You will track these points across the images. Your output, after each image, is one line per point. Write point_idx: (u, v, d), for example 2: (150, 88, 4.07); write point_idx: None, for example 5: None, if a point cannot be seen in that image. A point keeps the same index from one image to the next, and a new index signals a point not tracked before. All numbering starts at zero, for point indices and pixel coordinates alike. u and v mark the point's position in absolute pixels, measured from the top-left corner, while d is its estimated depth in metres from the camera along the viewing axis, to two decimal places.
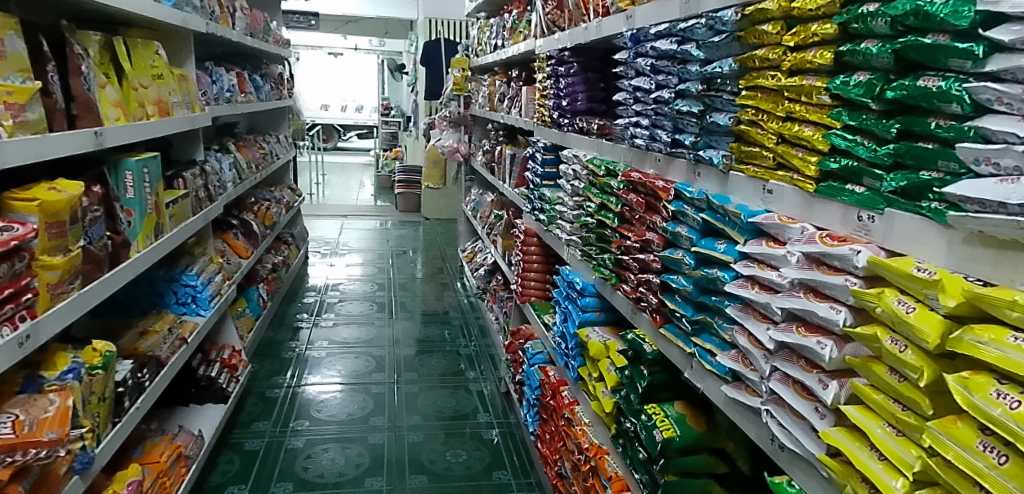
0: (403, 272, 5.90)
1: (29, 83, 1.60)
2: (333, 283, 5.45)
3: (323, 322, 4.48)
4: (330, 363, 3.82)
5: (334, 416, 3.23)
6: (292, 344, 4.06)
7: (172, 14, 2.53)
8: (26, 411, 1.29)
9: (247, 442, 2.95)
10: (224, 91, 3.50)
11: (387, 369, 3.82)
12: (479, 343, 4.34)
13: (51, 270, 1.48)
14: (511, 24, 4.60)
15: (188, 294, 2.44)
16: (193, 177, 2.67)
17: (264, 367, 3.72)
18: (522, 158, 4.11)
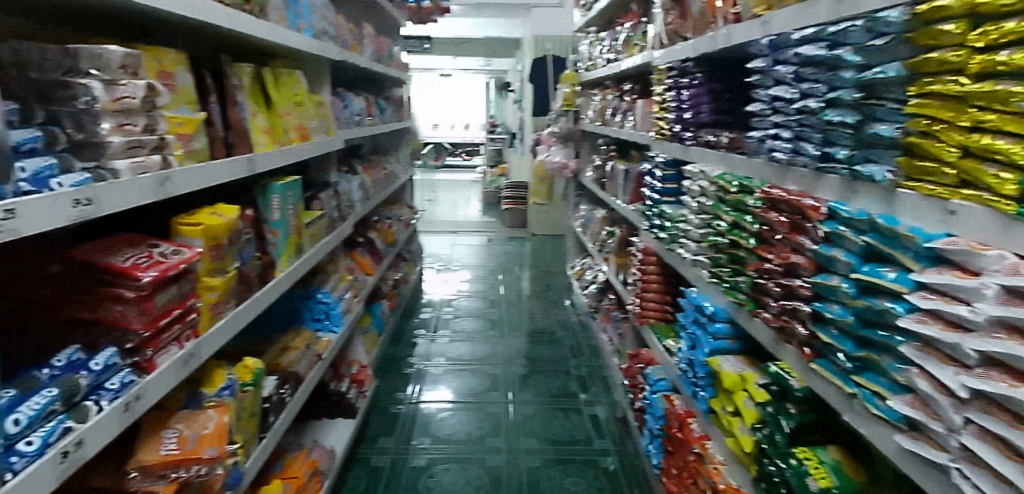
0: (513, 289, 5.90)
1: (195, 114, 1.72)
2: (446, 298, 5.54)
3: (439, 338, 4.55)
4: (447, 380, 3.87)
5: (453, 435, 3.25)
6: (412, 359, 4.15)
7: (313, 43, 2.67)
8: (189, 426, 1.35)
9: (373, 457, 3.02)
10: (353, 114, 3.66)
11: (502, 388, 3.81)
12: (592, 363, 4.24)
13: (212, 290, 1.57)
14: (624, 37, 4.53)
15: (323, 311, 2.53)
16: (327, 197, 2.79)
17: (387, 382, 3.82)
18: (638, 174, 4.00)
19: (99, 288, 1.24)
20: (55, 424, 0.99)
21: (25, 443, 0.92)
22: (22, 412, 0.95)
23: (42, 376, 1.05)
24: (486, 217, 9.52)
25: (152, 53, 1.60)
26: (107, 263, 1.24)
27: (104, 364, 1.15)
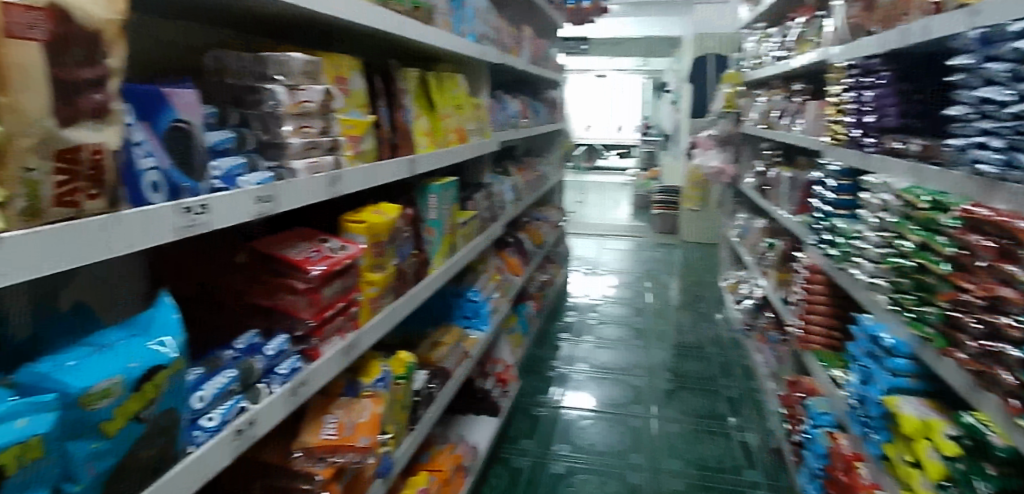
0: (661, 297, 5.72)
1: (364, 117, 1.83)
2: (592, 302, 5.49)
3: (583, 343, 4.52)
4: (590, 387, 3.82)
5: (593, 445, 3.20)
6: (555, 363, 4.15)
7: (475, 47, 2.74)
8: (346, 414, 1.44)
9: (514, 458, 3.06)
10: (509, 116, 3.73)
11: (646, 401, 3.69)
12: (744, 385, 3.99)
13: (372, 285, 1.65)
14: (796, 34, 4.20)
15: (472, 309, 2.60)
16: (481, 198, 2.86)
17: (530, 383, 3.86)
18: (805, 182, 3.69)
19: (276, 279, 1.34)
20: (232, 403, 1.09)
21: (207, 418, 1.02)
22: (207, 390, 1.05)
23: (225, 356, 1.15)
24: (636, 222, 9.32)
25: (330, 60, 1.72)
26: (284, 255, 1.35)
27: (276, 350, 1.25)
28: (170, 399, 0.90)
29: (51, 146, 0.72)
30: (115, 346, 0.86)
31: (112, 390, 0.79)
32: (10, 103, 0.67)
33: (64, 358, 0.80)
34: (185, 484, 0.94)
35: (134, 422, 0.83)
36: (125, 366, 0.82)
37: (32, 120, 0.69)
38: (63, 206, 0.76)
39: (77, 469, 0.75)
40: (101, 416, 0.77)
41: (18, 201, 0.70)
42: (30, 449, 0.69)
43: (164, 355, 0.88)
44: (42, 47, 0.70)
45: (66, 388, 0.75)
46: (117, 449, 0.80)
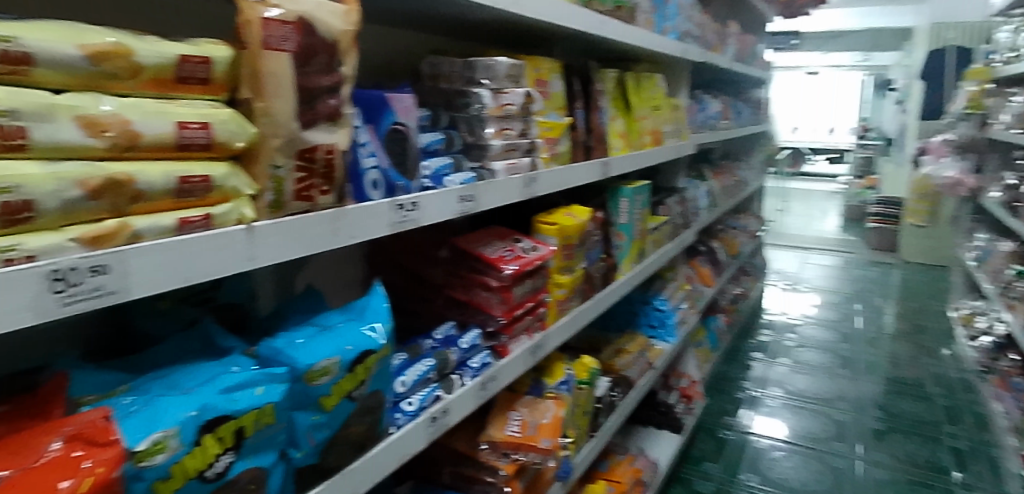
0: (874, 323, 5.11)
1: (561, 119, 1.85)
2: (790, 322, 5.07)
3: (779, 366, 4.19)
4: (783, 415, 3.53)
5: (785, 480, 2.95)
6: (745, 384, 3.90)
7: (676, 45, 2.65)
8: (530, 412, 1.47)
9: (695, 481, 2.92)
10: (709, 118, 3.56)
11: (849, 439, 3.32)
12: (975, 434, 3.43)
13: (560, 287, 1.67)
14: None
15: (659, 319, 2.52)
16: (674, 203, 2.76)
17: (716, 402, 3.66)
18: None
19: (472, 275, 1.40)
20: (429, 391, 1.17)
21: (407, 403, 1.11)
22: (408, 376, 1.14)
23: (425, 346, 1.26)
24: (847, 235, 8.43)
25: (533, 63, 1.75)
26: (480, 253, 1.40)
27: (470, 343, 1.32)
28: (378, 381, 0.98)
29: (294, 146, 0.80)
30: (335, 328, 0.95)
31: (330, 368, 0.87)
32: (265, 108, 0.76)
33: (296, 336, 0.90)
34: (386, 461, 1.02)
35: (348, 400, 0.91)
36: (342, 348, 0.90)
37: (281, 124, 0.78)
38: (301, 200, 0.84)
39: (300, 436, 0.85)
40: (321, 391, 0.86)
41: (268, 194, 0.80)
42: (264, 415, 0.75)
43: (375, 340, 0.96)
44: (291, 57, 0.78)
45: (296, 363, 0.84)
46: (332, 422, 0.89)
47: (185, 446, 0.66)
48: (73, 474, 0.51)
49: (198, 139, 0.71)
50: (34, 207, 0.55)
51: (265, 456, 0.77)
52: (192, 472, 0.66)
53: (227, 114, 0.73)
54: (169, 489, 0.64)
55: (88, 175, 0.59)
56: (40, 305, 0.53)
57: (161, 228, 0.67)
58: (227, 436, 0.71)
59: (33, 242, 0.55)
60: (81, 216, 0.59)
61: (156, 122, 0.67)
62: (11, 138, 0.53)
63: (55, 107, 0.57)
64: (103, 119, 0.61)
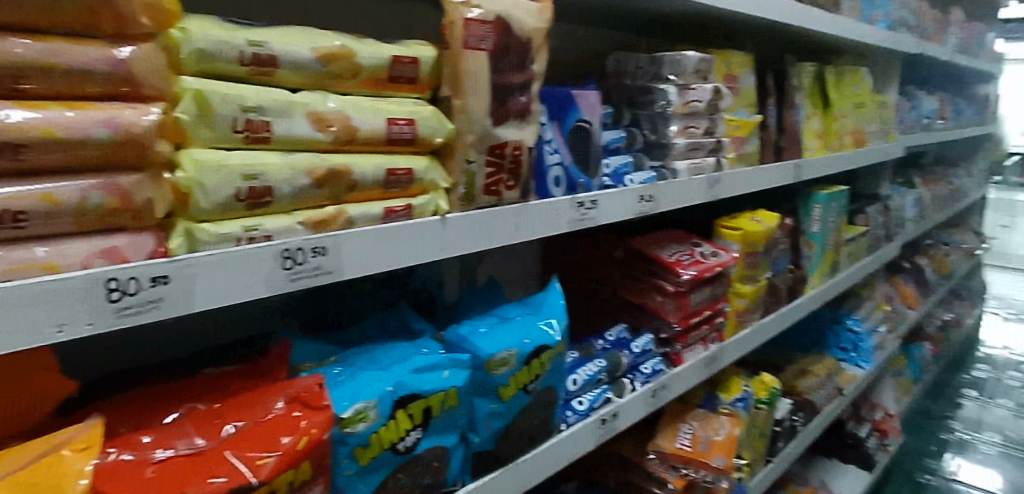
0: None
1: (751, 117, 1.73)
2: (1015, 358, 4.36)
3: (997, 408, 3.62)
4: (1000, 466, 3.04)
5: None
6: (952, 424, 3.42)
7: (888, 36, 2.37)
8: (702, 427, 1.41)
9: None
10: (922, 117, 3.16)
11: None
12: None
13: (741, 297, 1.58)
14: None
15: (850, 341, 2.29)
16: (875, 213, 2.49)
17: (915, 441, 3.25)
18: None
19: (648, 278, 1.37)
20: (600, 392, 1.16)
21: (578, 401, 1.11)
22: (580, 374, 1.13)
23: (597, 346, 1.23)
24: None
25: (723, 58, 1.66)
26: (657, 257, 1.35)
27: (642, 348, 1.28)
28: (550, 377, 0.99)
29: (487, 141, 0.82)
30: (514, 320, 0.98)
31: (509, 359, 0.90)
32: (463, 105, 0.79)
33: (479, 324, 0.94)
34: (557, 457, 1.03)
35: (522, 393, 0.94)
36: (520, 341, 0.92)
37: (476, 120, 0.80)
38: (489, 195, 0.86)
39: (478, 422, 0.89)
40: (499, 381, 0.90)
41: (460, 188, 0.82)
42: (448, 398, 0.79)
43: (551, 336, 0.97)
44: (488, 56, 0.80)
45: (477, 351, 0.88)
46: (508, 412, 0.92)
47: (381, 418, 0.71)
48: (293, 432, 0.57)
49: (404, 135, 0.75)
50: (273, 193, 0.60)
51: (447, 437, 0.81)
52: (387, 443, 0.72)
53: (429, 112, 0.77)
54: (367, 456, 0.70)
55: (315, 164, 0.64)
56: (273, 278, 0.58)
57: (370, 216, 0.72)
58: (417, 413, 0.75)
59: (271, 223, 0.61)
60: (308, 202, 0.64)
61: (370, 117, 0.70)
62: (258, 131, 0.59)
63: (293, 104, 0.62)
64: (328, 114, 0.66)
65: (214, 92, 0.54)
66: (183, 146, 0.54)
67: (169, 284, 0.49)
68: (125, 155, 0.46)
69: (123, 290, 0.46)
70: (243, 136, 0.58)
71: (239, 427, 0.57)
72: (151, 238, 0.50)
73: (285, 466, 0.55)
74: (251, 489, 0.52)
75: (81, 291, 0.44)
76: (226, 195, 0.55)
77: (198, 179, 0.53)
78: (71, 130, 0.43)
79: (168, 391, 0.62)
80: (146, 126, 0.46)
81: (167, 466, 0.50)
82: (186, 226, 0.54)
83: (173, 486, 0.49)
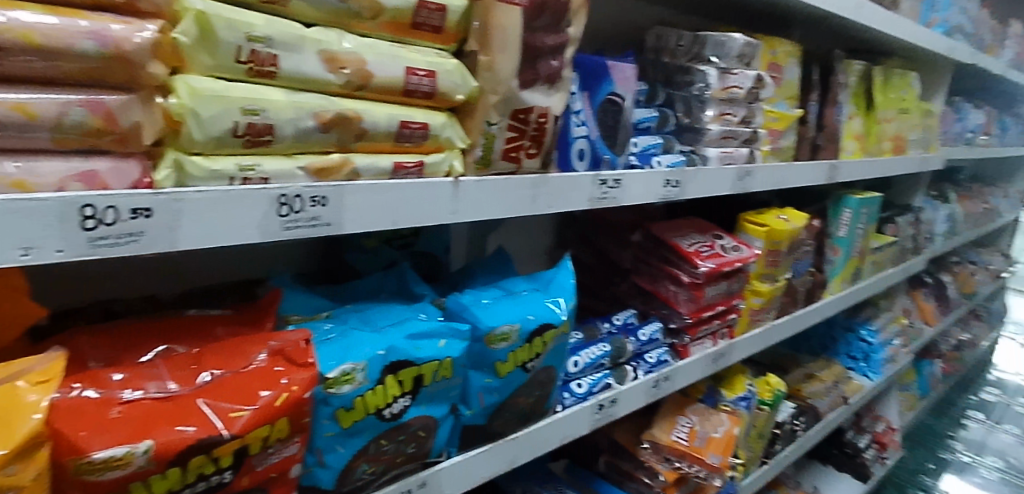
0: None
1: (793, 110, 1.58)
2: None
3: None
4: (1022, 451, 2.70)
5: None
6: (977, 398, 3.17)
7: (960, 47, 2.11)
8: (702, 422, 1.32)
9: (913, 487, 2.34)
10: (968, 130, 2.80)
11: None
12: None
13: (757, 296, 1.46)
14: None
15: (861, 350, 2.05)
16: (907, 223, 2.27)
17: (940, 414, 2.94)
18: None
19: (663, 266, 1.29)
20: (600, 377, 1.12)
21: (577, 384, 1.07)
22: (582, 357, 1.10)
23: (602, 329, 1.19)
24: None
25: (769, 44, 1.48)
26: (676, 244, 1.27)
27: (650, 336, 1.23)
28: (552, 357, 0.95)
29: (510, 104, 0.77)
30: (521, 296, 0.93)
31: (510, 335, 0.86)
32: (488, 62, 0.74)
33: (482, 295, 0.90)
34: (549, 438, 0.99)
35: (521, 370, 0.90)
36: (524, 316, 0.88)
37: (502, 80, 0.75)
38: (507, 161, 0.81)
39: (471, 394, 0.85)
40: (497, 356, 0.85)
41: (477, 150, 0.78)
42: (442, 367, 0.76)
43: (557, 315, 0.92)
44: (523, 12, 0.75)
45: (478, 323, 0.84)
46: (504, 388, 0.88)
47: (369, 382, 0.68)
48: (273, 386, 0.54)
49: (423, 86, 0.69)
50: (274, 132, 0.57)
51: (437, 408, 0.78)
52: (372, 408, 0.69)
53: (452, 65, 0.72)
54: (350, 419, 0.67)
55: (323, 107, 0.60)
56: (266, 224, 0.55)
57: (377, 169, 0.68)
58: (407, 380, 0.72)
59: (269, 164, 0.58)
60: (311, 146, 0.61)
61: (388, 64, 0.66)
62: (265, 65, 0.55)
63: (305, 39, 0.58)
64: (342, 55, 0.61)
65: (219, 16, 0.51)
66: (179, 71, 0.51)
67: (151, 217, 0.46)
68: (116, 73, 0.45)
69: (100, 219, 0.43)
70: (248, 68, 0.54)
71: (216, 375, 0.54)
72: (137, 166, 0.48)
73: (260, 421, 0.52)
74: (220, 442, 0.49)
75: (53, 214, 0.41)
76: (223, 129, 0.52)
77: (193, 108, 0.50)
78: (52, 38, 0.41)
79: (143, 328, 0.60)
80: (137, 43, 0.44)
81: (135, 408, 0.48)
82: (176, 157, 0.51)
83: (137, 430, 0.46)
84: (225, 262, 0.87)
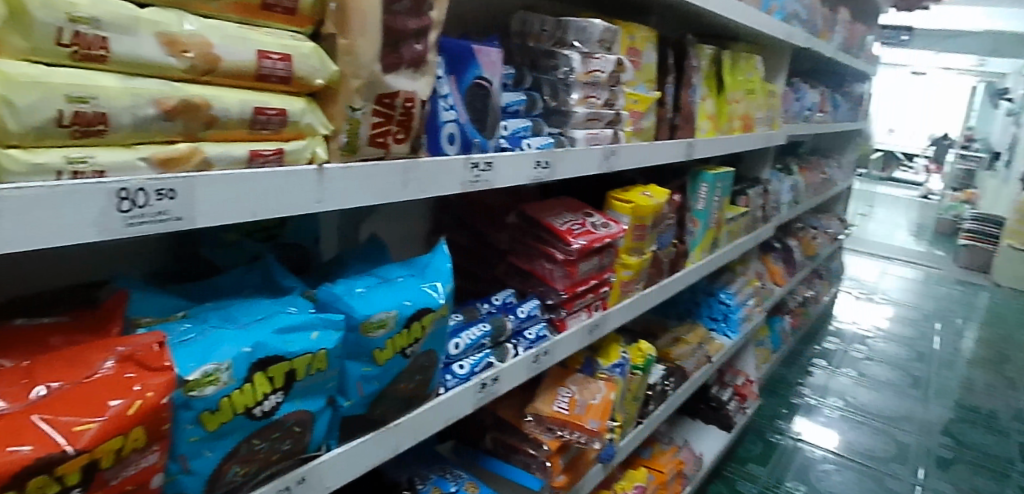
0: (962, 306, 4.65)
1: (652, 92, 1.66)
2: (878, 297, 4.64)
3: (866, 339, 3.75)
4: (857, 390, 3.05)
5: (854, 444, 2.58)
6: (820, 346, 3.55)
7: (795, 33, 2.32)
8: (580, 391, 1.38)
9: (770, 432, 2.59)
10: (805, 109, 3.09)
11: (930, 405, 3.00)
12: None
13: (626, 269, 1.54)
14: None
15: (721, 311, 2.23)
16: (756, 194, 2.47)
17: (789, 364, 3.26)
18: None
19: (538, 245, 1.32)
20: (482, 356, 1.13)
21: (458, 365, 1.08)
22: (462, 338, 1.11)
23: (482, 309, 1.21)
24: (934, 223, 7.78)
25: (627, 29, 1.55)
26: (549, 224, 1.31)
27: (528, 313, 1.26)
28: (431, 341, 0.94)
29: (374, 89, 0.76)
30: (396, 282, 0.91)
31: (388, 322, 0.84)
32: (348, 46, 0.71)
33: (356, 284, 0.88)
34: (432, 421, 1.00)
35: (400, 356, 0.89)
36: (400, 302, 0.86)
37: (364, 64, 0.73)
38: (374, 146, 0.79)
39: (349, 384, 0.83)
40: (375, 344, 0.84)
41: (342, 136, 0.75)
42: (317, 360, 0.74)
43: (434, 299, 0.92)
44: None
45: (353, 312, 0.82)
46: (383, 376, 0.87)
47: (235, 381, 0.65)
48: (124, 395, 0.50)
49: (277, 71, 0.67)
50: (108, 120, 0.53)
51: (313, 401, 0.76)
52: (240, 408, 0.66)
53: (310, 48, 0.69)
54: (216, 422, 0.64)
55: (164, 94, 0.57)
56: (103, 221, 0.51)
57: (231, 159, 0.64)
58: (278, 376, 0.70)
59: (104, 156, 0.54)
60: (153, 136, 0.57)
61: (236, 47, 0.62)
62: (91, 48, 0.51)
63: (138, 20, 0.54)
64: (183, 38, 0.58)
65: None
66: None
67: None
68: None
69: None
70: (72, 52, 0.50)
71: (55, 388, 0.51)
72: None
73: (110, 433, 0.48)
74: (63, 460, 0.46)
75: None
76: (45, 118, 0.48)
77: (5, 95, 0.45)
78: None
79: None
80: None
81: None
82: None
83: None
84: (56, 266, 0.80)
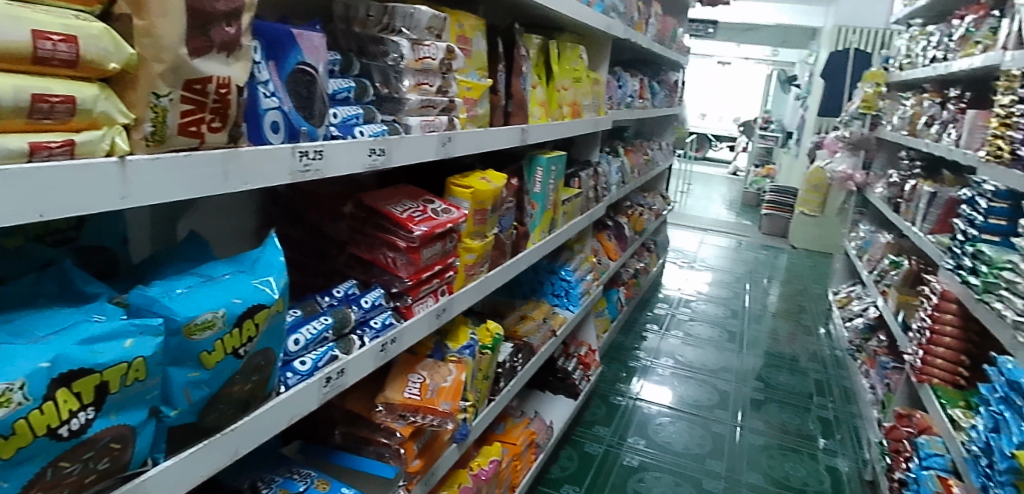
0: (767, 267, 5.28)
1: (484, 80, 1.70)
2: (698, 265, 5.13)
3: (691, 303, 4.14)
4: (685, 349, 3.37)
5: (683, 396, 2.85)
6: (652, 313, 3.86)
7: (614, 24, 2.47)
8: (431, 375, 1.38)
9: (612, 395, 2.78)
10: (627, 95, 3.31)
11: (744, 356, 3.39)
12: (829, 351, 3.62)
13: (470, 252, 1.56)
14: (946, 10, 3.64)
15: (563, 287, 2.34)
16: (588, 176, 2.62)
17: (627, 331, 3.52)
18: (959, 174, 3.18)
19: (380, 234, 1.31)
20: (325, 350, 1.10)
21: (300, 361, 1.04)
22: (302, 334, 1.07)
23: (323, 303, 1.17)
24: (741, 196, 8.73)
25: (455, 18, 1.56)
26: (389, 212, 1.30)
27: (372, 303, 1.24)
28: (267, 339, 0.89)
29: (181, 74, 0.70)
30: (223, 280, 0.85)
31: (216, 322, 0.79)
32: (146, 27, 0.66)
33: (176, 285, 0.81)
34: (274, 421, 0.96)
35: (234, 358, 0.83)
36: (229, 300, 0.81)
37: (167, 46, 0.68)
38: (186, 136, 0.73)
39: (175, 393, 0.77)
40: (202, 347, 0.78)
41: (147, 125, 0.69)
42: (133, 370, 0.68)
43: (268, 294, 0.87)
44: None
45: (173, 315, 0.76)
46: (215, 380, 0.81)
47: (33, 400, 0.58)
48: None
49: (60, 54, 0.60)
50: None
51: (133, 414, 0.69)
52: (41, 429, 0.59)
53: (99, 29, 0.62)
54: (11, 449, 0.57)
55: None
56: None
57: (7, 151, 0.57)
58: (86, 391, 0.63)
59: None
60: None
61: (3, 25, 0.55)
62: None
63: None
64: None
65: None
66: None
67: None
68: None
69: None
70: None
71: None
72: None
73: None
74: None
75: None
76: None
77: None
78: None
79: None
80: None
81: None
82: None
83: None
84: None
